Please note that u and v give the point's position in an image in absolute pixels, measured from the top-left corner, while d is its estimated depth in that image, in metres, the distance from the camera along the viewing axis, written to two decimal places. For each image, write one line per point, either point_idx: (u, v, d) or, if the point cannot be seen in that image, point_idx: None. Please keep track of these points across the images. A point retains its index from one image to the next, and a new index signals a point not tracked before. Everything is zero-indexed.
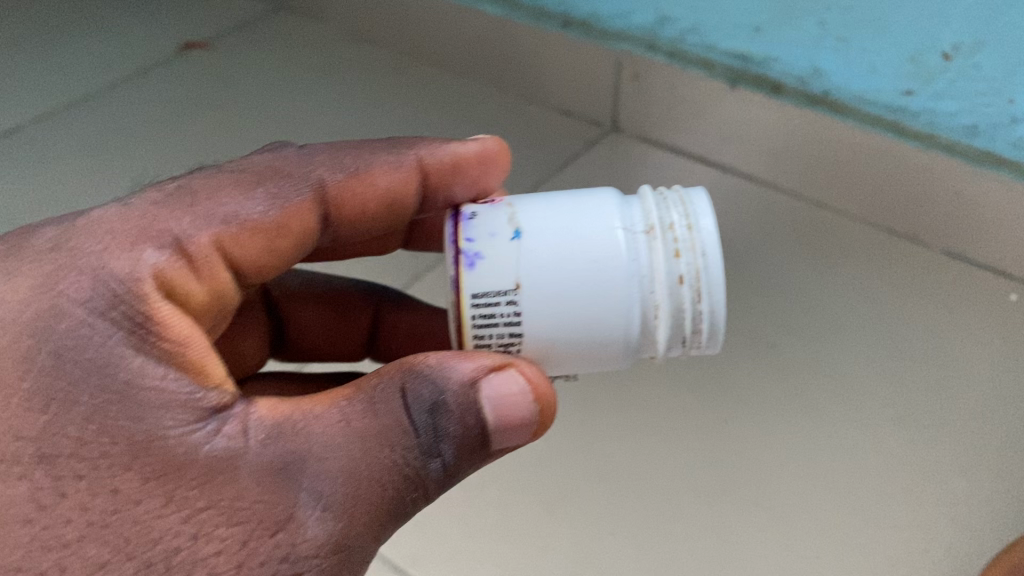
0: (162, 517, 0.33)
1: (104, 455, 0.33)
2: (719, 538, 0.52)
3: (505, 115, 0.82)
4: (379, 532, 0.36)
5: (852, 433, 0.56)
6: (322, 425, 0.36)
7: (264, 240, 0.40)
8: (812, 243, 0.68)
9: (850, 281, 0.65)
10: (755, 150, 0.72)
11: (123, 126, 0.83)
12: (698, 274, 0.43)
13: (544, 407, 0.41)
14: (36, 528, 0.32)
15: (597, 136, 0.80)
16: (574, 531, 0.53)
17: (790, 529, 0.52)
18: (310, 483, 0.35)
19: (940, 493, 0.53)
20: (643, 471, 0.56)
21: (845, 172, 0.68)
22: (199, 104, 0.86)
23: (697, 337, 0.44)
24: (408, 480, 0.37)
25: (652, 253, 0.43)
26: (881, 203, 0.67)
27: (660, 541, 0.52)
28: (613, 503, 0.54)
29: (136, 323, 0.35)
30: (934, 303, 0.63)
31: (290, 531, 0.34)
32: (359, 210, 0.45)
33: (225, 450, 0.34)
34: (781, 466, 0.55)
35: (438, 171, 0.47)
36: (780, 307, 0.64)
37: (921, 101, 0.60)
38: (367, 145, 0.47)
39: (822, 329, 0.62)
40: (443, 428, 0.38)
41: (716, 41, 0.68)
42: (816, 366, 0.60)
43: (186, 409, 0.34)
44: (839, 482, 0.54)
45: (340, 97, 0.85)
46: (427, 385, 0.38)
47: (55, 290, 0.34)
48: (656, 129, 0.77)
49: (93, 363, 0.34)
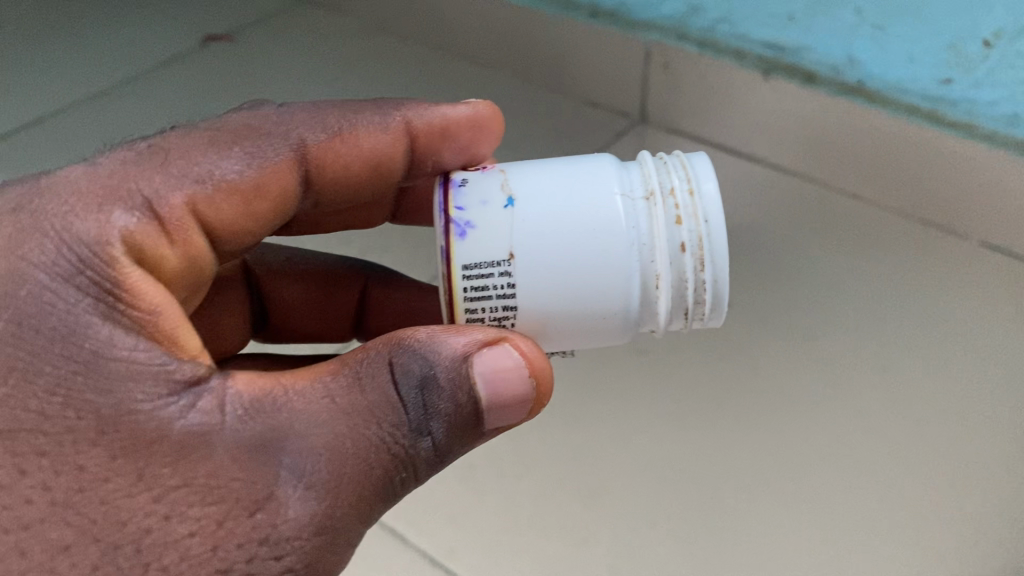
0: (131, 496, 0.30)
1: (69, 431, 0.30)
2: (767, 535, 0.51)
3: (526, 105, 0.80)
4: (366, 514, 0.34)
5: (894, 424, 0.55)
6: (305, 401, 0.34)
7: (240, 203, 0.38)
8: (845, 233, 0.66)
9: (885, 272, 0.63)
10: (787, 139, 0.69)
11: (144, 119, 0.81)
12: (700, 241, 0.41)
13: (541, 383, 0.39)
14: None
15: (625, 127, 0.77)
16: (615, 526, 0.52)
17: (835, 523, 0.51)
18: (291, 461, 0.32)
19: (988, 484, 0.52)
20: (689, 465, 0.54)
21: (879, 161, 0.65)
22: (222, 97, 0.84)
23: (700, 309, 0.42)
24: (397, 460, 0.35)
25: (652, 220, 0.41)
26: (916, 192, 0.65)
27: (708, 537, 0.51)
28: (657, 497, 0.53)
29: (103, 290, 0.32)
30: (977, 294, 0.61)
31: (270, 511, 0.32)
32: (342, 171, 0.43)
33: (199, 426, 0.32)
34: (823, 458, 0.54)
35: (427, 134, 0.44)
36: (816, 296, 0.63)
37: (961, 90, 0.59)
38: (350, 104, 0.44)
39: (861, 320, 0.61)
40: (433, 404, 0.36)
41: (748, 31, 0.66)
42: (856, 360, 0.59)
43: (158, 382, 0.32)
44: (882, 473, 0.53)
45: (361, 88, 0.83)
46: (416, 359, 0.36)
47: (16, 254, 0.32)
48: (683, 119, 0.74)
49: (57, 331, 0.31)
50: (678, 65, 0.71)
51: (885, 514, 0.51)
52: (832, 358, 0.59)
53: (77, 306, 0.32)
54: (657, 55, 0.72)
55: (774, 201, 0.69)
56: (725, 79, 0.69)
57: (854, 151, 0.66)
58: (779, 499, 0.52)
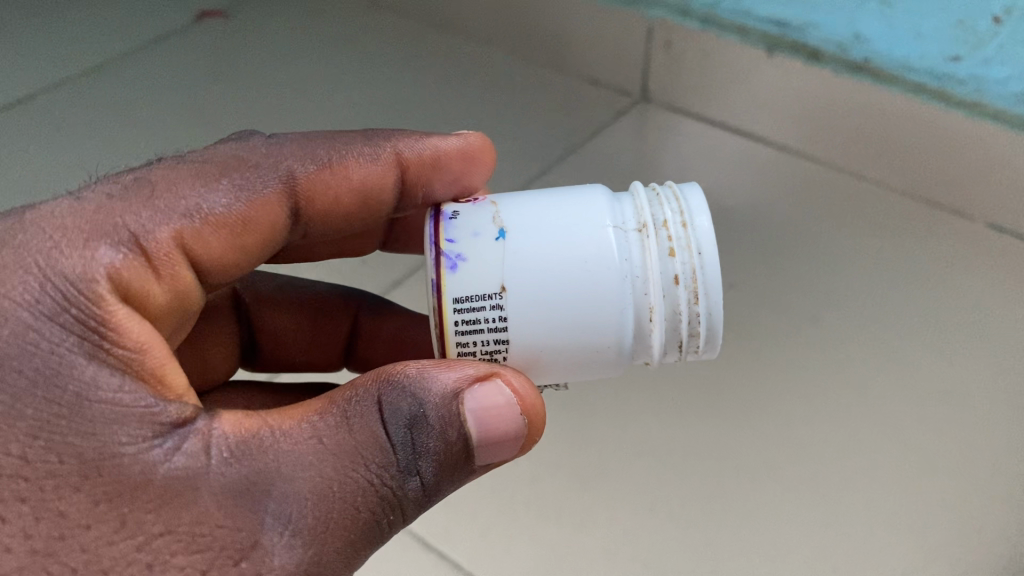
0: (113, 544, 0.30)
1: (51, 476, 0.30)
2: (765, 522, 0.52)
3: (525, 83, 0.80)
4: (352, 558, 0.33)
5: (894, 411, 0.56)
6: (291, 443, 0.33)
7: (228, 237, 0.38)
8: (843, 212, 0.68)
9: (885, 253, 0.65)
10: (790, 118, 0.71)
11: (142, 98, 0.80)
12: (693, 273, 0.40)
13: (532, 419, 0.39)
14: None
15: (627, 106, 0.78)
16: (613, 508, 0.53)
17: (837, 506, 0.52)
18: (277, 506, 0.32)
19: (987, 472, 0.53)
20: (692, 449, 0.55)
21: (883, 142, 0.67)
22: (219, 75, 0.83)
23: (695, 342, 0.42)
24: (385, 501, 0.34)
25: (645, 252, 0.41)
26: (919, 172, 0.67)
27: (708, 522, 0.52)
28: (655, 479, 0.54)
29: (88, 329, 0.32)
30: (981, 275, 0.63)
31: (255, 560, 0.31)
32: (333, 204, 0.42)
33: (184, 470, 0.31)
34: (822, 444, 0.55)
35: (417, 167, 0.44)
36: (814, 271, 0.64)
37: (968, 67, 0.62)
38: (340, 134, 0.44)
39: (859, 300, 0.62)
40: (422, 445, 0.35)
41: (753, 7, 0.69)
42: (851, 339, 0.60)
43: (143, 424, 0.31)
44: (879, 459, 0.54)
45: (363, 67, 0.83)
46: (405, 396, 0.35)
47: None
48: (687, 99, 0.76)
49: (39, 373, 0.31)
50: (681, 44, 0.73)
51: (888, 508, 0.52)
52: (835, 340, 0.60)
53: (61, 346, 0.31)
54: (659, 32, 0.73)
55: (779, 186, 0.70)
56: (730, 58, 0.71)
57: (859, 131, 0.68)
58: (782, 485, 0.53)
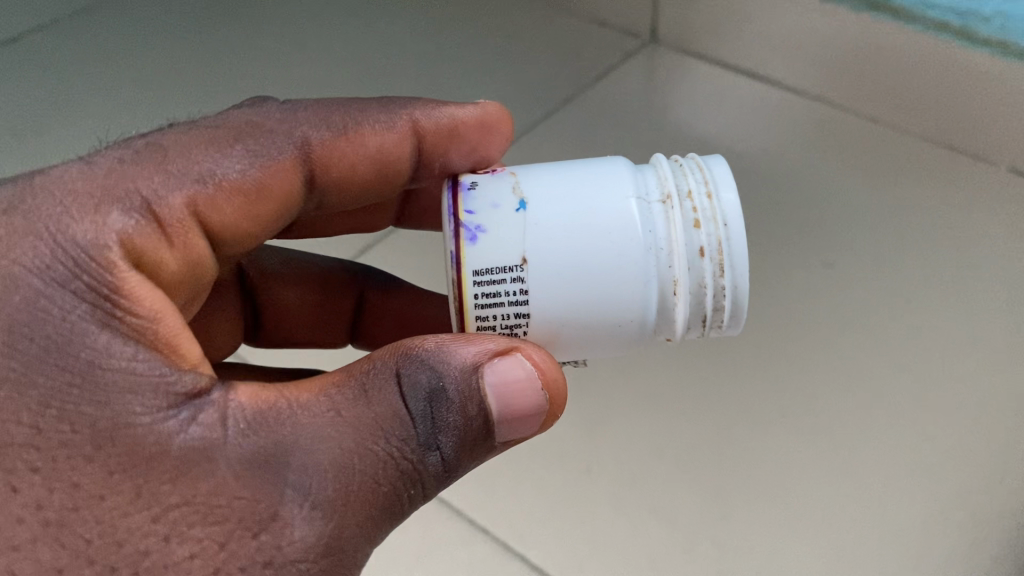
0: (128, 516, 0.29)
1: (63, 446, 0.29)
2: (773, 468, 0.54)
3: (534, 29, 0.83)
4: (373, 533, 0.32)
5: (899, 356, 0.58)
6: (309, 415, 0.32)
7: (243, 204, 0.37)
8: (862, 150, 0.69)
9: (900, 196, 0.66)
10: (801, 60, 0.72)
11: (155, 55, 0.81)
12: (719, 244, 0.39)
13: (554, 395, 0.37)
14: None
15: (636, 47, 0.81)
16: (619, 458, 0.55)
17: (840, 448, 0.54)
18: (296, 478, 0.31)
19: (996, 422, 0.54)
20: (695, 387, 0.58)
21: (898, 83, 0.68)
22: (231, 26, 0.84)
23: (720, 316, 0.41)
24: (406, 476, 0.33)
25: (669, 223, 0.39)
26: (936, 114, 0.67)
27: (715, 468, 0.54)
28: (660, 425, 0.56)
29: (101, 296, 0.31)
30: (996, 216, 0.64)
31: (274, 532, 0.30)
32: (348, 173, 0.41)
33: (201, 440, 0.30)
34: (826, 383, 0.57)
35: (433, 135, 0.43)
36: (829, 209, 0.66)
37: (994, 4, 0.60)
38: (355, 102, 0.43)
39: (866, 240, 0.64)
40: (442, 418, 0.34)
41: None
42: (857, 278, 0.62)
43: (158, 394, 0.30)
44: (885, 411, 0.56)
45: (374, 15, 0.85)
46: (426, 369, 0.34)
47: (8, 257, 0.30)
48: (698, 39, 0.78)
49: (51, 340, 0.30)
50: None
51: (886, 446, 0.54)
52: (841, 284, 0.62)
53: (73, 314, 0.30)
54: None
55: (787, 124, 0.72)
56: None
57: (873, 76, 0.69)
58: (787, 428, 0.55)
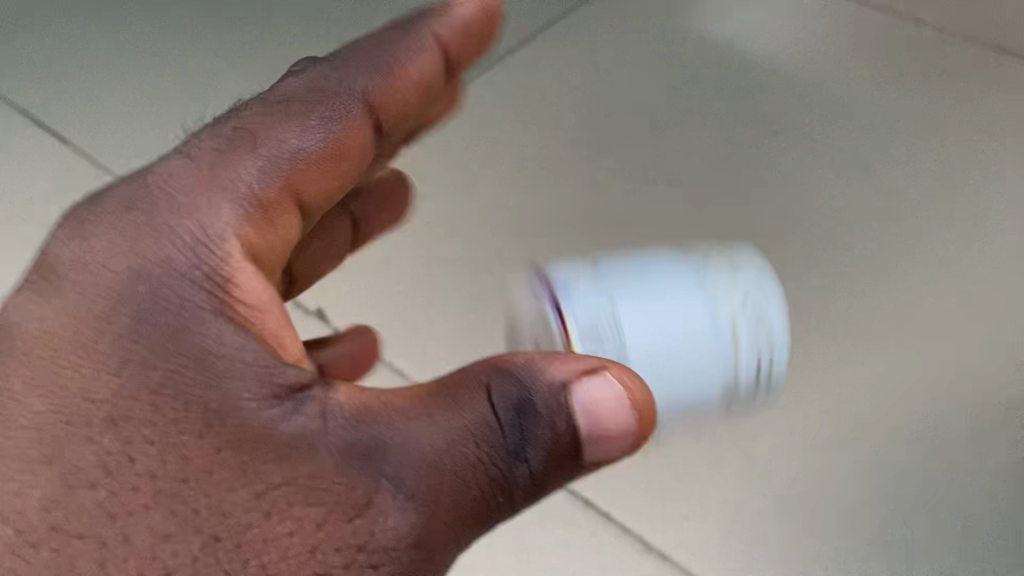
0: (234, 491, 0.30)
1: (179, 419, 0.31)
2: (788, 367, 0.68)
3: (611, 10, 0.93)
4: (460, 535, 0.32)
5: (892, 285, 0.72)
6: (402, 418, 0.33)
7: (325, 171, 0.39)
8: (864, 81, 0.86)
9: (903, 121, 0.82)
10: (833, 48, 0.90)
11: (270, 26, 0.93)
12: (757, 314, 0.43)
13: (645, 421, 0.35)
14: (102, 493, 0.30)
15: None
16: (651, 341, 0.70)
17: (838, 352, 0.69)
18: (391, 471, 0.32)
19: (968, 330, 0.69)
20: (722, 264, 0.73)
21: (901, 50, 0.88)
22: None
23: (764, 388, 0.43)
24: (495, 482, 0.33)
25: (721, 299, 0.43)
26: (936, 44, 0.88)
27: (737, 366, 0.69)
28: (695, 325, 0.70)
29: (216, 285, 0.33)
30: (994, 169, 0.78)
31: (369, 518, 0.31)
32: (400, 109, 0.43)
33: (302, 429, 0.32)
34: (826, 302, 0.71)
35: (457, 44, 0.44)
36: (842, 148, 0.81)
37: None
38: (379, 30, 0.44)
39: (875, 155, 0.80)
40: (532, 431, 0.33)
41: None
42: (859, 207, 0.76)
43: (264, 381, 0.32)
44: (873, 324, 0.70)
45: None
46: (520, 386, 0.33)
47: (137, 254, 0.33)
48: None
49: (172, 326, 0.32)
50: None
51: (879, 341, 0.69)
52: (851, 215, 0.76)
53: (192, 301, 0.33)
54: None
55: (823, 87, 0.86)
56: None
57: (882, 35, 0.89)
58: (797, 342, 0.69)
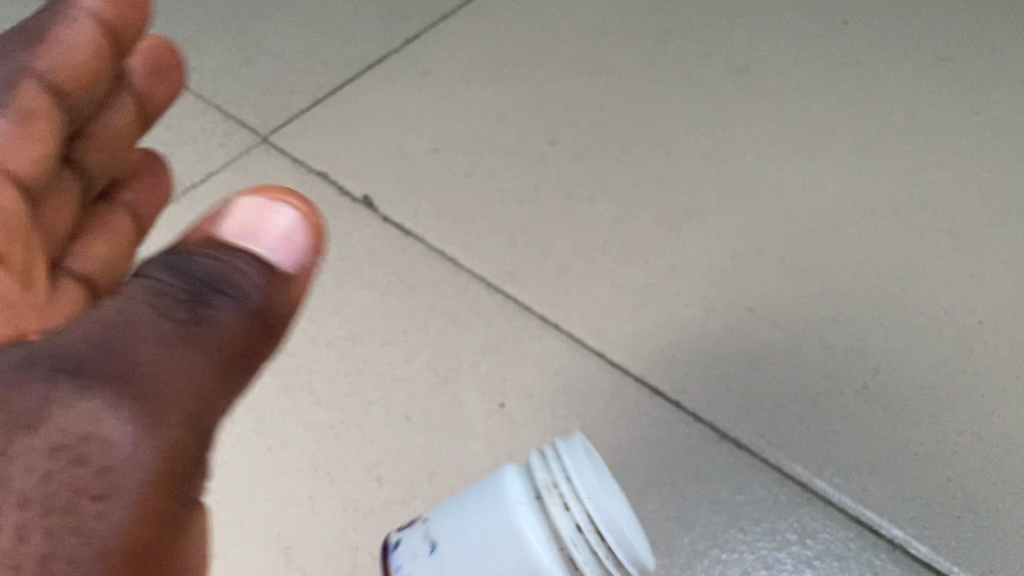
0: (76, 525, 0.41)
1: (50, 480, 0.42)
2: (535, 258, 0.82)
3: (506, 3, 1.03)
4: (193, 454, 0.47)
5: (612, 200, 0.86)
6: (143, 347, 0.46)
7: (28, 144, 0.58)
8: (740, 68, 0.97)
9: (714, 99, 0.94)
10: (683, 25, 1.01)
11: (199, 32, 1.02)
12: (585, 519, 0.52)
13: (316, 222, 0.53)
14: (29, 516, 0.41)
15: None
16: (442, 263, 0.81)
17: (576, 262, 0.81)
18: (118, 435, 0.43)
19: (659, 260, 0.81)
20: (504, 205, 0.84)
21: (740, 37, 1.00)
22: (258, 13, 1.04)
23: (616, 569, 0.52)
24: (204, 396, 0.47)
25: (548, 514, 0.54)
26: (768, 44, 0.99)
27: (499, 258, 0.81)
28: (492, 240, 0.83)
29: (59, 364, 0.44)
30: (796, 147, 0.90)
31: (110, 501, 0.42)
32: (76, 67, 0.60)
33: (117, 474, 0.43)
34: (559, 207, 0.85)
35: (114, 17, 0.61)
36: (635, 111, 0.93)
37: None
38: (37, 22, 0.60)
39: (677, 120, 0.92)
40: (218, 301, 0.49)
41: None
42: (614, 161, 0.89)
43: (99, 444, 0.43)
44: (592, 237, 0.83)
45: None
46: (203, 261, 0.50)
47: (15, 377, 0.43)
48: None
49: (41, 417, 0.42)
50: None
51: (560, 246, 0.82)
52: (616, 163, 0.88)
53: (43, 390, 0.43)
54: None
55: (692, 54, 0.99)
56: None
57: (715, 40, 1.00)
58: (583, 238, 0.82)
